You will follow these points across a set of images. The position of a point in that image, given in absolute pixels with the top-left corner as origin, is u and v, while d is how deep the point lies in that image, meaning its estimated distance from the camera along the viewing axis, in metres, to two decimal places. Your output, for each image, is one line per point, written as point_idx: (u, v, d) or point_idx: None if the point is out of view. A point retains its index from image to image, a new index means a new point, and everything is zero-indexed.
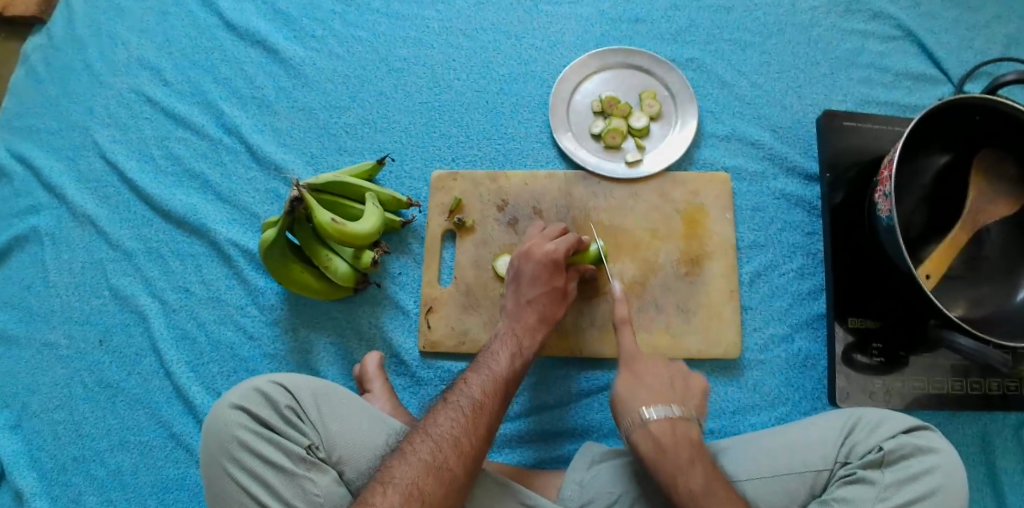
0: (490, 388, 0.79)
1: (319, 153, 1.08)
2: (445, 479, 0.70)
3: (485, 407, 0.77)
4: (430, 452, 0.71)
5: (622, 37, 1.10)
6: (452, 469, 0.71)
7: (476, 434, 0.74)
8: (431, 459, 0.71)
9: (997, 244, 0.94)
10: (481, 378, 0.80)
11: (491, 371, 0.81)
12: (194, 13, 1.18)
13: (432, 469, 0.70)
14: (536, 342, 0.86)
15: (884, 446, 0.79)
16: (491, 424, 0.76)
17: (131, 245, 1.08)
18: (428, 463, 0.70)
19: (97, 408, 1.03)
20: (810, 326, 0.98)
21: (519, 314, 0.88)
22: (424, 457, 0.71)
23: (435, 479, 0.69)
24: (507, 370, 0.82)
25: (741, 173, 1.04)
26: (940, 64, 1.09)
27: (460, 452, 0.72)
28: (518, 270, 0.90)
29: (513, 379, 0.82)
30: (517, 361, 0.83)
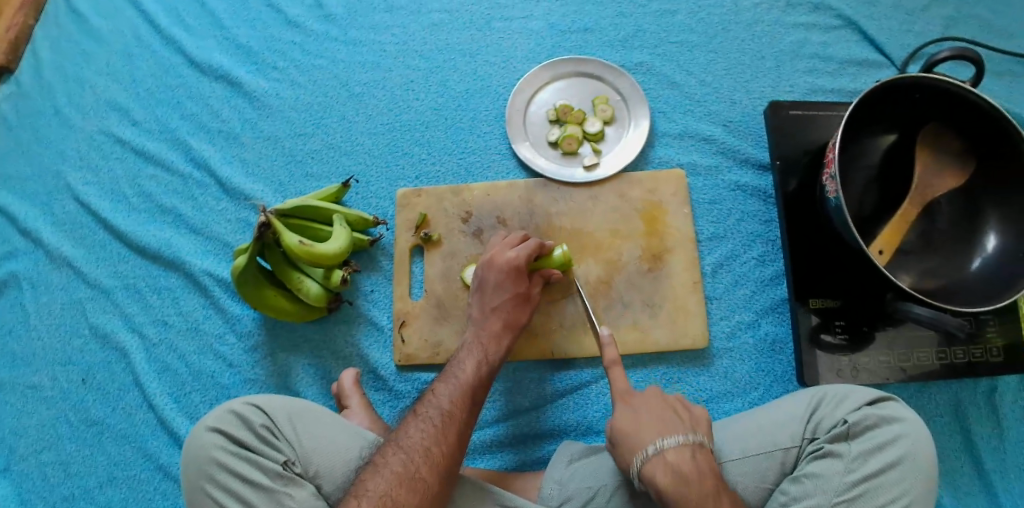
0: (459, 396, 0.81)
1: (287, 180, 1.12)
2: (417, 488, 0.72)
3: (454, 415, 0.79)
4: (402, 464, 0.73)
5: (572, 47, 1.14)
6: (425, 478, 0.73)
7: (447, 442, 0.76)
8: (403, 470, 0.73)
9: (948, 216, 0.97)
10: (450, 387, 0.82)
11: (459, 380, 0.83)
12: (159, 54, 1.21)
13: (404, 480, 0.72)
14: (504, 346, 0.89)
15: (848, 418, 0.80)
16: (461, 431, 0.78)
17: (109, 283, 1.10)
18: (400, 474, 0.72)
19: (84, 446, 1.04)
20: (775, 310, 1.00)
21: (485, 321, 0.90)
22: (396, 469, 0.73)
23: (408, 490, 0.71)
24: (476, 378, 0.84)
25: (695, 167, 1.07)
26: (881, 49, 1.12)
27: (431, 460, 0.74)
28: (482, 279, 0.92)
29: (481, 387, 0.84)
30: (485, 368, 0.86)
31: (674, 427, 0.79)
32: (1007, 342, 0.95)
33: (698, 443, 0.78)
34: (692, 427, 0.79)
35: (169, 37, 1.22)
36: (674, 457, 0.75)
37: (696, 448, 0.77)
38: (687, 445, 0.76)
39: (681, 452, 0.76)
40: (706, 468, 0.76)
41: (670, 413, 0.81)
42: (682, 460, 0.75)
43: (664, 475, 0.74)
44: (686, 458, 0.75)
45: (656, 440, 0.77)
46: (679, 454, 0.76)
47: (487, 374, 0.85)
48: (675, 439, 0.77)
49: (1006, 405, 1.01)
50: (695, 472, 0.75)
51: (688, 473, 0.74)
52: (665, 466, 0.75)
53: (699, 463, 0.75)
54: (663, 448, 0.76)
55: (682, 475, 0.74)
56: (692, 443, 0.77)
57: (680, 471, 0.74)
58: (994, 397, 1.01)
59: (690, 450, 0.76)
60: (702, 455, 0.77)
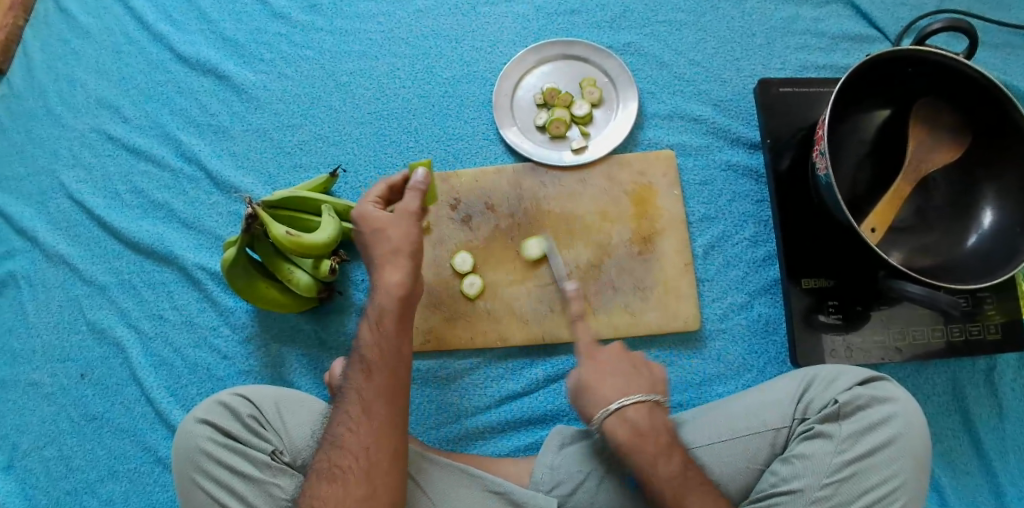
0: (361, 377, 0.75)
1: (276, 172, 1.12)
2: (336, 477, 0.72)
3: (357, 396, 0.75)
4: (324, 457, 0.74)
5: (559, 29, 1.13)
6: (342, 467, 0.72)
7: (355, 427, 0.73)
8: (323, 464, 0.73)
9: (944, 191, 0.95)
10: (358, 368, 0.77)
11: (362, 355, 0.77)
12: (148, 49, 1.21)
13: (322, 473, 0.72)
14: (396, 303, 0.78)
15: (839, 398, 0.78)
16: (370, 407, 0.74)
17: (105, 279, 1.11)
18: (324, 467, 0.73)
19: (85, 441, 1.05)
20: (768, 291, 1.00)
21: None
22: (319, 463, 0.73)
23: (330, 482, 0.72)
24: (373, 347, 0.76)
25: (686, 148, 1.06)
26: (876, 23, 1.10)
27: (346, 448, 0.73)
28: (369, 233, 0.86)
29: (383, 351, 0.76)
30: (383, 333, 0.77)
31: (635, 385, 0.80)
32: (1006, 318, 0.94)
33: (659, 401, 0.80)
34: (652, 386, 0.80)
35: (156, 31, 1.21)
36: (633, 413, 0.77)
37: (656, 406, 0.79)
38: (647, 403, 0.78)
39: (640, 408, 0.78)
40: (663, 424, 0.78)
41: (622, 372, 0.81)
42: (641, 416, 0.77)
43: (624, 432, 0.77)
44: (644, 414, 0.78)
45: (616, 397, 0.78)
46: (638, 411, 0.78)
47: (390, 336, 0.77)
48: (634, 398, 0.78)
49: (1005, 382, 0.99)
50: (651, 426, 0.77)
51: (645, 429, 0.77)
52: (624, 423, 0.77)
53: (654, 419, 0.78)
54: (625, 405, 0.77)
55: (640, 430, 0.77)
56: (652, 400, 0.79)
57: (639, 427, 0.77)
58: (993, 374, 0.99)
59: (647, 407, 0.78)
60: (658, 412, 0.79)
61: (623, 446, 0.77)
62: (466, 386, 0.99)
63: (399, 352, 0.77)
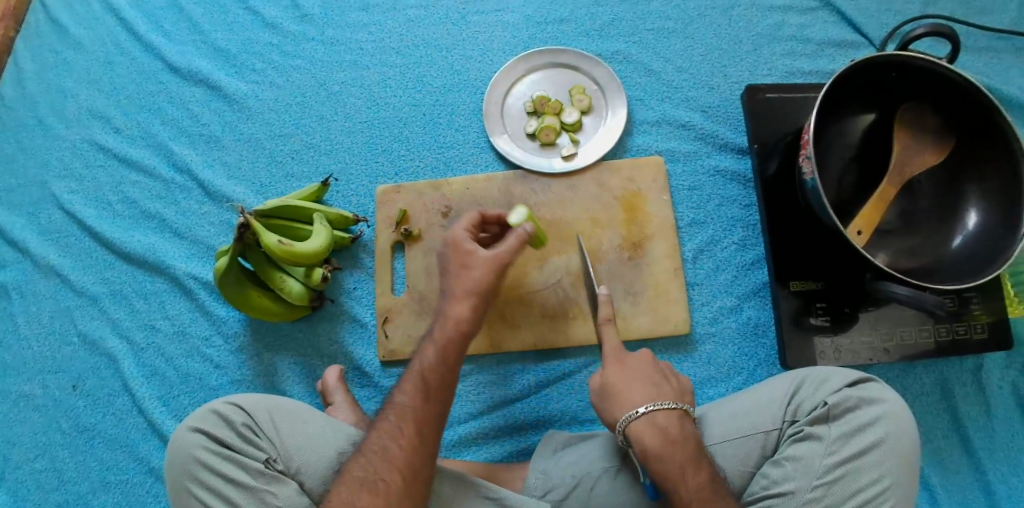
0: (415, 394, 0.79)
1: (267, 181, 1.12)
2: (376, 491, 0.73)
3: (410, 411, 0.78)
4: (364, 468, 0.74)
5: (548, 38, 1.14)
6: (385, 480, 0.73)
7: (406, 442, 0.76)
8: (365, 475, 0.74)
9: (929, 193, 0.96)
10: (409, 386, 0.80)
11: (419, 375, 0.80)
12: (139, 60, 1.22)
13: (364, 483, 0.73)
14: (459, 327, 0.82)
15: (828, 400, 0.79)
16: (420, 427, 0.77)
17: (96, 290, 1.11)
18: (364, 478, 0.73)
19: (76, 453, 1.05)
20: (757, 294, 1.01)
21: None
22: (358, 474, 0.74)
23: (370, 494, 0.72)
24: (429, 367, 0.81)
25: (674, 154, 1.07)
26: (860, 29, 1.12)
27: (390, 462, 0.75)
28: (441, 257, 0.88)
29: (440, 372, 0.80)
30: (443, 353, 0.81)
31: (662, 392, 0.80)
32: (992, 318, 0.95)
33: (687, 410, 0.79)
34: (680, 394, 0.81)
35: (147, 42, 1.22)
36: (663, 420, 0.77)
37: (684, 414, 0.79)
38: (676, 410, 0.78)
39: (667, 416, 0.77)
40: (691, 433, 0.78)
41: (648, 378, 0.81)
42: (669, 422, 0.77)
43: (653, 437, 0.76)
44: (673, 420, 0.77)
45: (642, 402, 0.78)
46: (668, 418, 0.78)
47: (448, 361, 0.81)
48: (666, 404, 0.78)
49: (993, 381, 1.00)
50: (681, 434, 0.77)
51: (675, 436, 0.76)
52: (653, 427, 0.77)
53: (682, 427, 0.77)
54: (654, 411, 0.77)
55: (669, 437, 0.76)
56: (681, 408, 0.79)
57: (667, 434, 0.76)
58: (981, 374, 1.00)
59: (677, 415, 0.78)
60: (688, 421, 0.79)
61: (648, 453, 0.76)
62: (458, 393, 0.99)
63: (450, 375, 0.81)
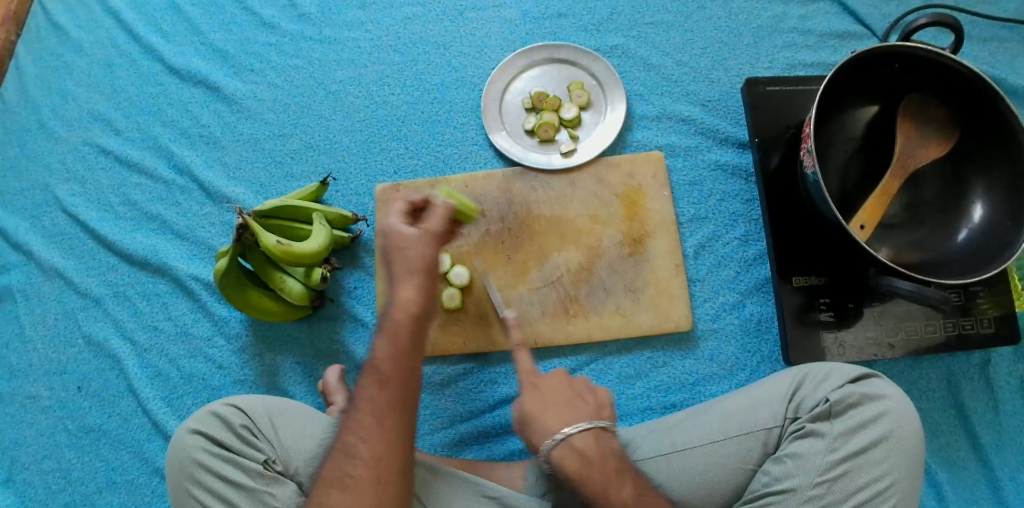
0: (372, 382, 0.75)
1: (267, 181, 1.12)
2: (346, 485, 0.71)
3: (369, 404, 0.74)
4: (333, 466, 0.72)
5: (546, 33, 1.13)
6: (353, 475, 0.71)
7: (370, 434, 0.72)
8: (332, 474, 0.72)
9: (934, 186, 0.95)
10: (370, 379, 0.75)
11: (374, 366, 0.76)
12: (139, 62, 1.22)
13: (330, 481, 0.71)
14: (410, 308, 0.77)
15: (830, 397, 0.78)
16: (381, 416, 0.73)
17: (99, 292, 1.11)
18: (332, 477, 0.71)
19: (82, 453, 1.06)
20: (760, 290, 1.00)
21: None
22: (327, 473, 0.72)
23: (338, 490, 0.70)
24: (383, 355, 0.75)
25: (674, 149, 1.06)
26: (863, 20, 1.10)
27: (357, 456, 0.72)
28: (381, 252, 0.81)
29: (396, 361, 0.75)
30: (393, 340, 0.76)
31: (577, 413, 0.77)
32: (999, 312, 0.94)
33: (602, 428, 0.77)
34: (595, 413, 0.78)
35: (146, 44, 1.22)
36: (580, 442, 0.75)
37: (603, 432, 0.77)
38: (593, 430, 0.76)
39: (586, 437, 0.75)
40: (609, 450, 0.76)
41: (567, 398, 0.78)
42: (588, 443, 0.75)
43: (572, 462, 0.74)
44: (590, 441, 0.75)
45: (563, 425, 0.75)
46: (584, 439, 0.75)
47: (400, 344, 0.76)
48: (580, 425, 0.75)
49: (1000, 376, 0.98)
50: (598, 454, 0.75)
51: (593, 456, 0.75)
52: (573, 452, 0.74)
53: (601, 445, 0.76)
54: (570, 435, 0.75)
55: (588, 459, 0.75)
56: (596, 428, 0.76)
57: (586, 456, 0.75)
58: (988, 368, 0.99)
59: (593, 435, 0.75)
60: (606, 437, 0.77)
61: (574, 475, 0.74)
62: (460, 391, 0.99)
63: (409, 360, 0.76)
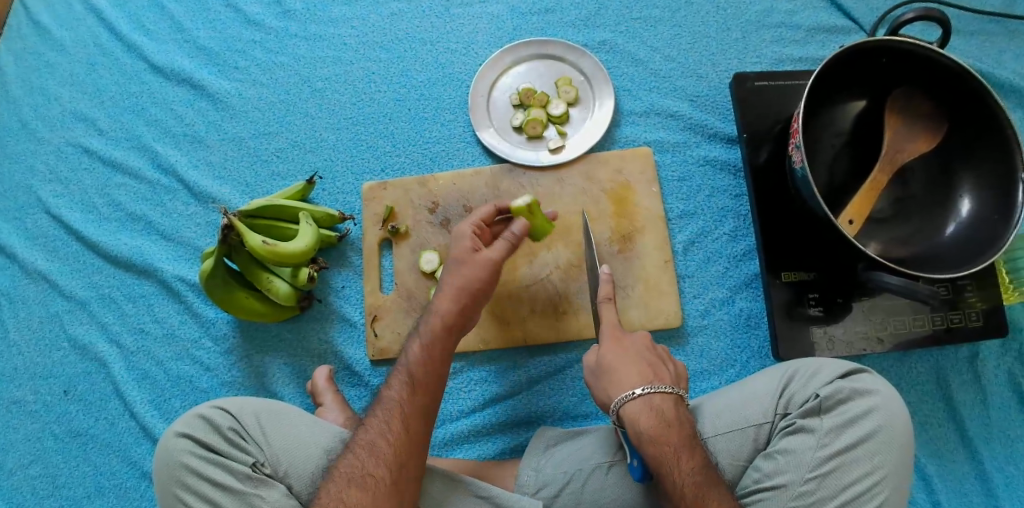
0: (401, 385, 0.79)
1: (253, 180, 1.11)
2: (367, 485, 0.73)
3: (398, 405, 0.78)
4: (353, 465, 0.74)
5: (534, 29, 1.12)
6: (372, 475, 0.73)
7: (392, 435, 0.76)
8: (354, 470, 0.74)
9: (922, 180, 0.95)
10: (401, 377, 0.80)
11: (408, 370, 0.80)
12: (121, 61, 1.20)
13: (353, 478, 0.73)
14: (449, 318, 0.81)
15: (820, 393, 0.78)
16: (407, 420, 0.77)
17: (84, 294, 1.10)
18: (352, 475, 0.73)
19: (70, 458, 1.04)
20: (749, 286, 1.00)
21: None
22: (347, 469, 0.74)
23: (359, 490, 0.72)
24: (417, 361, 0.80)
25: (663, 145, 1.06)
26: (850, 15, 1.10)
27: (379, 457, 0.74)
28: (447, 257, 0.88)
29: (429, 367, 0.80)
30: (426, 347, 0.81)
31: (659, 376, 0.79)
32: (987, 305, 0.94)
33: (681, 396, 0.78)
34: (674, 380, 0.80)
35: (129, 43, 1.20)
36: (660, 403, 0.76)
37: (680, 399, 0.78)
38: (672, 395, 0.77)
39: (666, 399, 0.76)
40: (687, 418, 0.77)
41: (646, 360, 0.80)
42: (666, 405, 0.76)
43: (648, 419, 0.75)
44: (669, 404, 0.76)
45: (636, 386, 0.77)
46: (664, 401, 0.77)
47: (435, 357, 0.80)
48: (665, 387, 0.77)
49: (989, 369, 0.99)
50: (677, 418, 0.76)
51: (670, 419, 0.75)
52: (649, 410, 0.75)
53: (676, 410, 0.76)
54: (652, 392, 0.76)
55: (666, 420, 0.75)
56: (676, 393, 0.78)
57: (665, 417, 0.75)
58: (976, 362, 0.99)
59: (673, 399, 0.77)
60: (682, 406, 0.77)
61: (646, 433, 0.74)
62: (450, 390, 0.98)
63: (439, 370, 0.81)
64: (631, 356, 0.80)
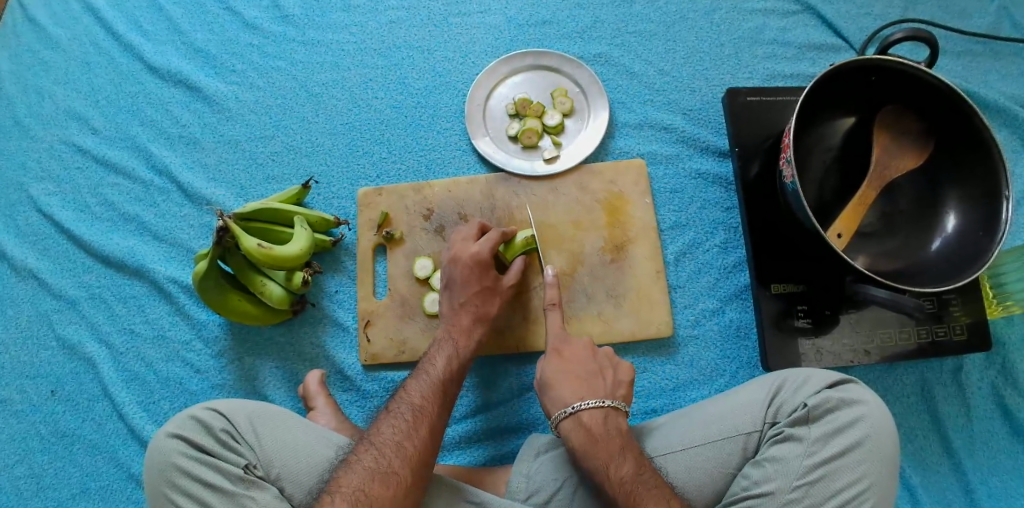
0: (429, 392, 0.82)
1: (247, 184, 1.12)
2: (389, 482, 0.72)
3: (424, 409, 0.80)
4: (375, 460, 0.73)
5: (531, 40, 1.14)
6: (398, 473, 0.73)
7: (418, 437, 0.76)
8: (375, 465, 0.73)
9: (909, 197, 0.97)
10: (421, 381, 0.84)
11: (432, 379, 0.84)
12: (118, 61, 1.21)
13: (376, 474, 0.72)
14: (474, 341, 0.90)
15: (808, 402, 0.79)
16: (432, 425, 0.79)
17: (75, 294, 1.10)
18: (374, 469, 0.72)
19: (55, 460, 1.03)
20: (739, 297, 1.01)
21: (454, 318, 0.91)
22: (369, 464, 0.73)
23: (382, 485, 0.71)
24: (447, 373, 0.85)
25: (656, 157, 1.07)
26: (841, 33, 1.13)
27: (404, 456, 0.74)
28: (449, 275, 0.93)
29: (453, 379, 0.85)
30: (455, 362, 0.87)
31: (592, 389, 0.84)
32: (971, 318, 0.96)
33: (615, 408, 0.82)
34: (611, 391, 0.84)
35: (126, 43, 1.21)
36: (588, 418, 0.81)
37: (613, 411, 0.82)
38: (602, 408, 0.81)
39: (595, 412, 0.81)
40: (618, 429, 0.80)
41: (582, 373, 0.85)
42: (595, 419, 0.80)
43: (578, 435, 0.80)
44: (598, 419, 0.80)
45: (571, 402, 0.82)
46: (593, 416, 0.81)
47: (457, 369, 0.86)
48: (593, 401, 0.82)
49: (973, 382, 1.00)
50: (604, 431, 0.79)
51: (598, 434, 0.79)
52: (579, 426, 0.80)
53: (609, 423, 0.80)
54: (580, 408, 0.81)
55: (593, 434, 0.79)
56: (608, 406, 0.82)
57: (592, 432, 0.79)
58: (960, 375, 1.01)
59: (603, 412, 0.81)
60: (614, 416, 0.81)
61: (577, 449, 0.79)
62: None
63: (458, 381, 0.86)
64: (567, 370, 0.86)
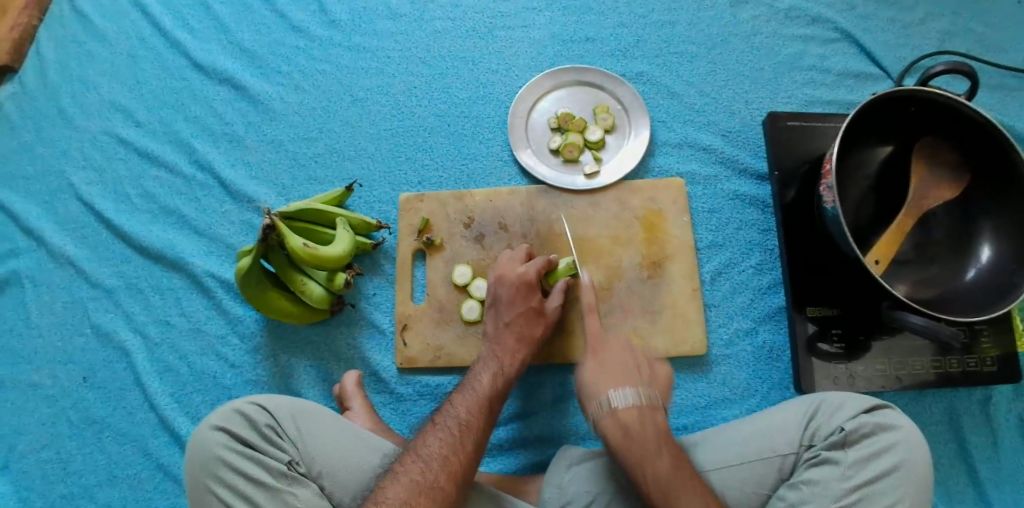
0: (475, 407, 0.83)
1: (290, 183, 1.14)
2: (435, 497, 0.73)
3: (471, 424, 0.81)
4: (421, 472, 0.75)
5: (574, 56, 1.16)
6: (443, 487, 0.74)
7: (464, 452, 0.78)
8: (422, 478, 0.74)
9: (945, 228, 0.97)
10: (467, 395, 0.85)
11: (478, 392, 0.85)
12: (165, 56, 1.23)
13: (422, 489, 0.73)
14: (519, 360, 0.90)
15: (845, 426, 0.80)
16: (477, 440, 0.80)
17: (111, 283, 1.11)
18: (418, 484, 0.73)
19: (84, 446, 1.04)
20: (773, 318, 1.02)
21: (499, 337, 0.92)
22: (415, 477, 0.74)
23: (428, 499, 0.73)
24: (494, 391, 0.86)
25: (695, 177, 1.09)
26: (879, 62, 1.14)
27: (449, 470, 0.76)
28: (495, 294, 0.95)
29: (498, 392, 0.86)
30: (500, 380, 0.87)
31: (628, 383, 0.85)
32: (1001, 352, 0.97)
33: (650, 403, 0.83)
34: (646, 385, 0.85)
35: (173, 40, 1.23)
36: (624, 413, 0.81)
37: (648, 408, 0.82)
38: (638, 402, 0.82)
39: (631, 410, 0.82)
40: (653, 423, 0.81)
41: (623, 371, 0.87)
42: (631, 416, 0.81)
43: (614, 429, 0.81)
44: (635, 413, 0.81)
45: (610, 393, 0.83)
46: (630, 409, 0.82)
47: (502, 386, 0.87)
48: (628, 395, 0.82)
49: (1000, 413, 1.01)
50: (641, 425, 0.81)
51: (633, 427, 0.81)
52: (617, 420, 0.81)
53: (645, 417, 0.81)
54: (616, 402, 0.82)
55: (629, 427, 0.80)
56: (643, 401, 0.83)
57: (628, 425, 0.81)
58: (988, 405, 1.01)
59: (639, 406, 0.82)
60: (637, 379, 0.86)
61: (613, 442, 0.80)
62: None
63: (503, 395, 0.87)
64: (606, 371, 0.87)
